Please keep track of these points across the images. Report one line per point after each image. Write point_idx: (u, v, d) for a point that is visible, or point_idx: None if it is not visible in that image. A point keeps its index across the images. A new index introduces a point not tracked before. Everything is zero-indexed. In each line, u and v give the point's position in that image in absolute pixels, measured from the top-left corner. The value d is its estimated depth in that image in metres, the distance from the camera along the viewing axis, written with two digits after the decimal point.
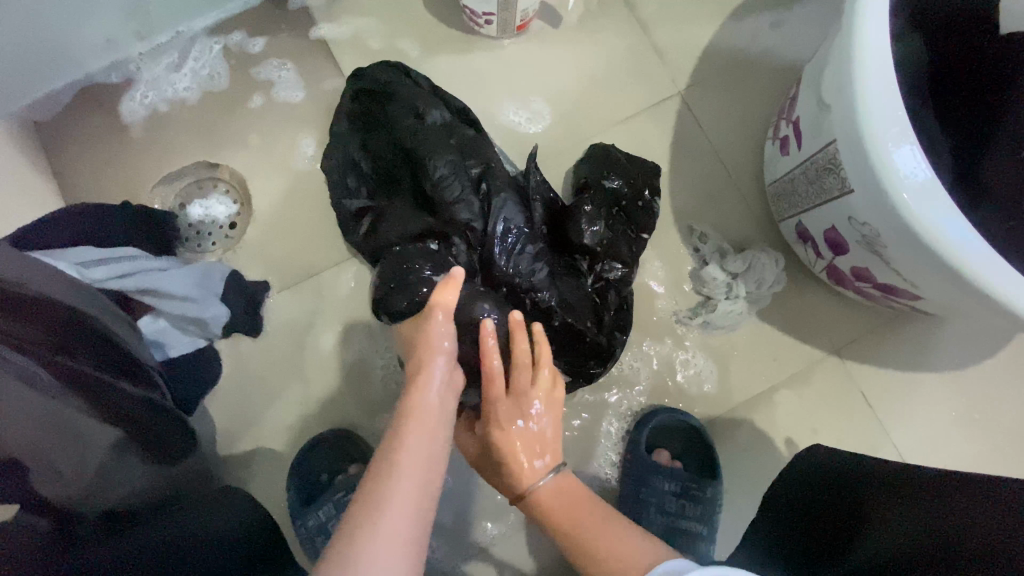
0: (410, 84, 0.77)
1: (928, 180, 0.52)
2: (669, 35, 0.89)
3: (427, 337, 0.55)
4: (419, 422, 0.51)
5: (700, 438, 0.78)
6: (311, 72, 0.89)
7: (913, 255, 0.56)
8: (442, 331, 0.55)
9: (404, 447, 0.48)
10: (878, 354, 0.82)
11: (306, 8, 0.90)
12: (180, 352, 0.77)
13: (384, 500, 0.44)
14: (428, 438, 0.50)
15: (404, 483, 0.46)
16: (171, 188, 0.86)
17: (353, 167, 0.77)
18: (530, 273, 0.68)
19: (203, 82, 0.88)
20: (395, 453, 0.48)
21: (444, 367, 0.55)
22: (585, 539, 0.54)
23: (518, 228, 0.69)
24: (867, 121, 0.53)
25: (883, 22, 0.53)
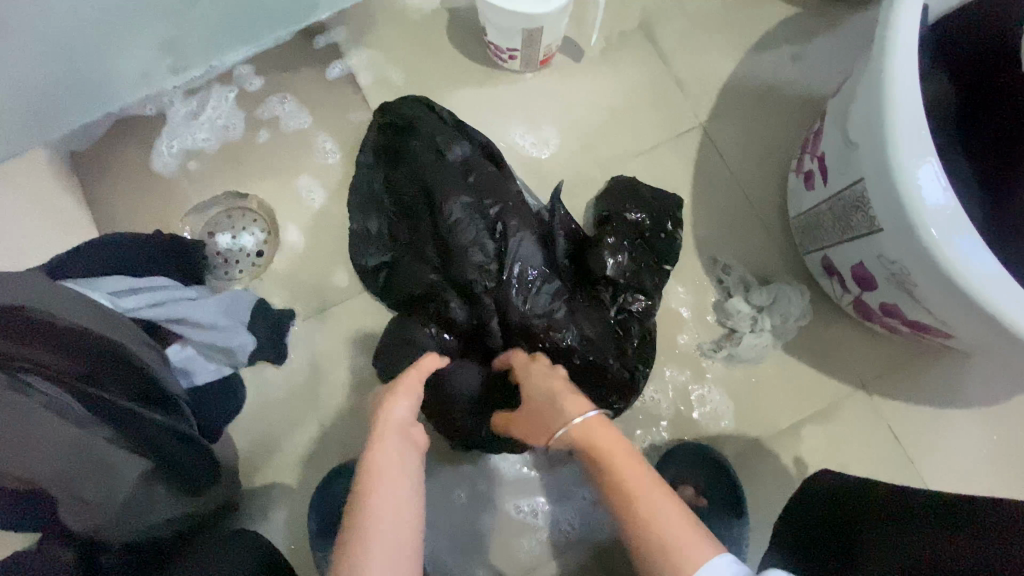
0: (434, 119, 0.78)
1: (954, 215, 0.51)
2: (689, 68, 0.90)
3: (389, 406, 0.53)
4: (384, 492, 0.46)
5: (727, 472, 0.77)
6: (336, 107, 0.91)
7: (940, 294, 0.55)
8: (408, 396, 0.54)
9: (368, 518, 0.44)
10: (904, 387, 0.81)
11: (334, 44, 0.92)
12: (206, 380, 0.76)
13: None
14: (399, 503, 0.46)
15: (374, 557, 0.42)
16: (200, 217, 0.88)
17: (376, 201, 0.79)
18: (546, 313, 0.69)
19: (219, 133, 0.90)
20: (362, 532, 0.43)
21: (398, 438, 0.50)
22: (634, 502, 0.44)
23: (531, 265, 0.69)
24: (895, 163, 0.53)
25: (914, 61, 0.53)
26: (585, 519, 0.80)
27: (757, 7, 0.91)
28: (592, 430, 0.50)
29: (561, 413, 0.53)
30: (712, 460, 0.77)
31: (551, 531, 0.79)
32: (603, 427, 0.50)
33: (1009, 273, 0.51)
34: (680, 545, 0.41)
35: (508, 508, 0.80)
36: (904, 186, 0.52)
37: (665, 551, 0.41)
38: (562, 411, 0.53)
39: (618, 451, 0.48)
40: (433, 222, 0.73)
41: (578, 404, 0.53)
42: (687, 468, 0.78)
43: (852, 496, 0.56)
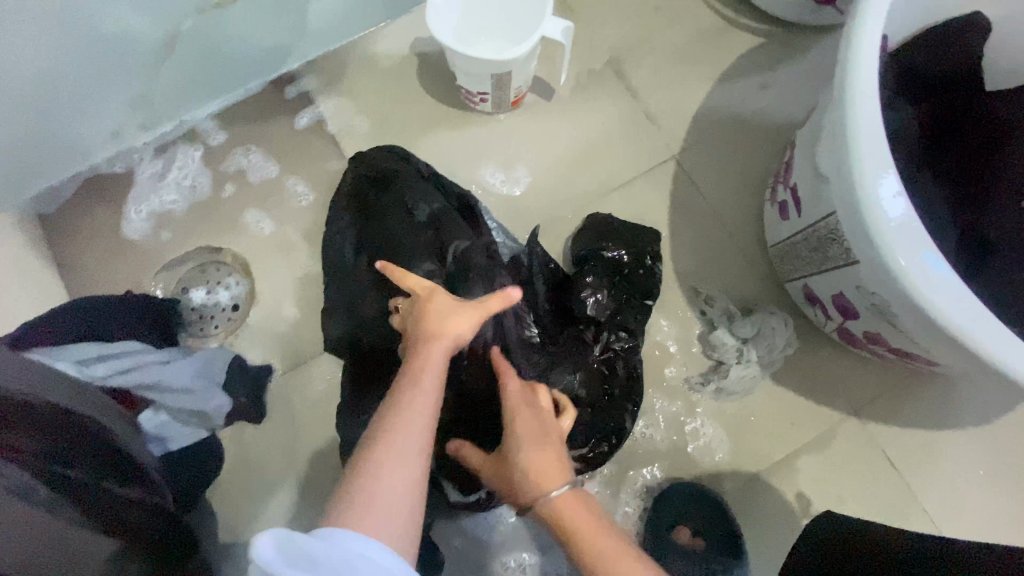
0: (409, 170, 0.78)
1: (919, 237, 0.51)
2: (660, 103, 0.90)
3: (449, 322, 0.52)
4: (425, 405, 0.45)
5: (724, 512, 0.75)
6: (309, 157, 0.90)
7: (917, 324, 0.54)
8: (468, 325, 0.52)
9: (404, 421, 0.44)
10: (896, 412, 0.80)
11: (305, 93, 0.92)
12: (182, 444, 0.73)
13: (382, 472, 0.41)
14: (437, 414, 0.46)
15: (405, 461, 0.42)
16: (174, 273, 0.87)
17: (342, 260, 0.76)
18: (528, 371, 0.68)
19: (187, 193, 0.89)
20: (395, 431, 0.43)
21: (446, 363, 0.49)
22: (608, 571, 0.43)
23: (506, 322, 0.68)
24: (864, 186, 0.52)
25: (873, 95, 0.53)
26: None
27: (722, 41, 0.92)
28: (568, 505, 0.48)
29: (534, 484, 0.51)
30: (708, 498, 0.75)
31: None
32: (576, 501, 0.49)
33: (977, 298, 0.51)
34: None
35: (496, 565, 0.77)
36: (872, 207, 0.52)
37: None
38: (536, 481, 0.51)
39: (597, 530, 0.46)
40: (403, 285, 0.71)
41: (553, 474, 0.51)
42: (682, 509, 0.76)
43: (858, 538, 0.53)
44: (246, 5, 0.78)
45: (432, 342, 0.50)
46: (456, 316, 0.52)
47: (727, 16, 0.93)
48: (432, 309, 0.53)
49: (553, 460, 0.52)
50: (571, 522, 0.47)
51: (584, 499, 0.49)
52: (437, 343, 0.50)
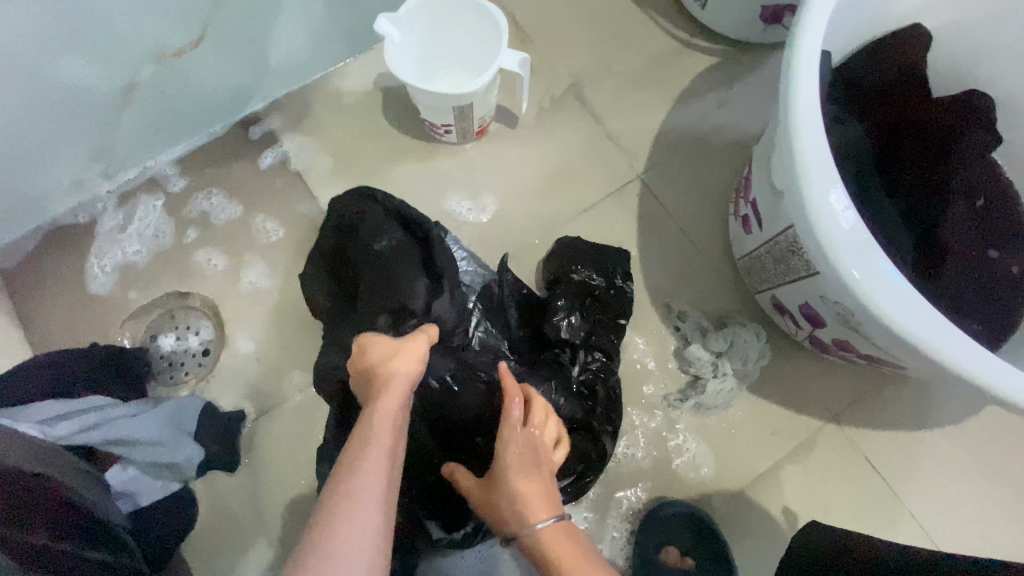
0: (374, 213, 0.76)
1: (870, 247, 0.52)
2: (622, 125, 0.92)
3: (391, 360, 0.50)
4: (385, 446, 0.44)
5: (712, 530, 0.74)
6: (275, 198, 0.90)
7: (881, 334, 0.55)
8: (410, 361, 0.50)
9: (365, 464, 0.42)
10: (873, 417, 0.81)
11: (270, 133, 0.92)
12: (153, 499, 0.71)
13: (352, 519, 0.39)
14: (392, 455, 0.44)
15: (372, 504, 0.41)
16: (142, 321, 0.85)
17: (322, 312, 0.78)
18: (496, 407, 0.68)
19: (153, 239, 0.88)
20: (358, 477, 0.42)
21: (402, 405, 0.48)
22: None
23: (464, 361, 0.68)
24: (812, 202, 0.53)
25: (813, 113, 0.54)
26: None
27: (678, 62, 0.95)
28: (554, 539, 0.47)
29: (525, 512, 0.49)
30: (696, 517, 0.75)
31: None
32: (564, 537, 0.48)
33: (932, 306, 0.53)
34: None
35: None
36: (820, 221, 0.53)
37: None
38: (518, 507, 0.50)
39: (580, 561, 0.46)
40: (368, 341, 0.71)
41: (543, 505, 0.49)
42: (670, 530, 0.75)
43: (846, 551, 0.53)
44: (206, 47, 0.78)
45: (386, 383, 0.48)
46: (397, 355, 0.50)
47: (681, 38, 0.96)
48: (372, 353, 0.51)
49: (544, 490, 0.51)
50: (556, 551, 0.46)
51: (573, 534, 0.48)
52: (391, 385, 0.48)
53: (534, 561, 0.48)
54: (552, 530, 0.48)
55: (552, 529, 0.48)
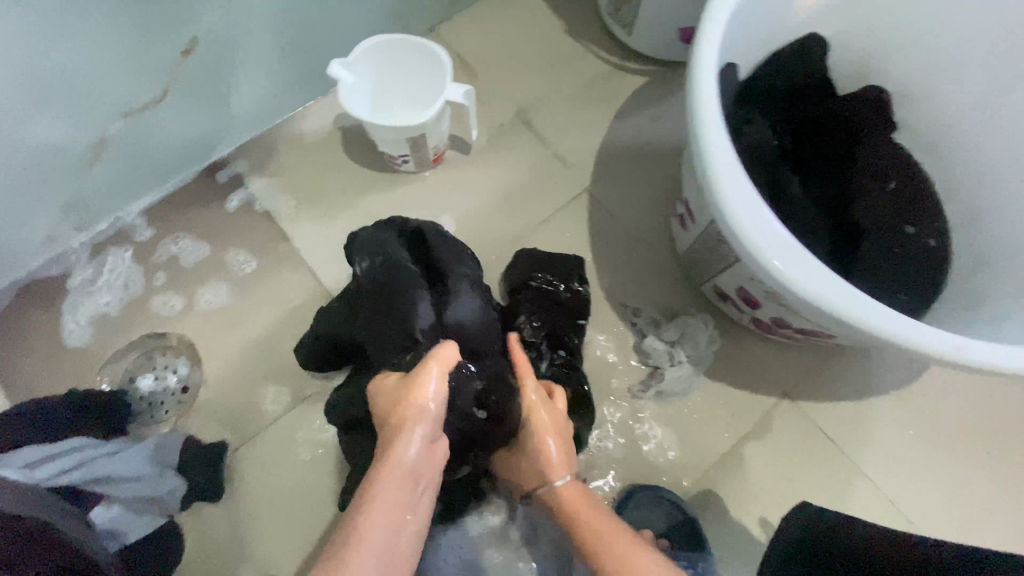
0: (379, 247, 0.71)
1: (792, 246, 0.59)
2: (567, 144, 1.00)
3: (415, 389, 0.53)
4: (395, 479, 0.50)
5: (681, 509, 0.78)
6: (245, 237, 0.94)
7: (820, 319, 0.62)
8: (434, 391, 0.53)
9: (378, 494, 0.49)
10: (823, 391, 0.87)
11: (237, 176, 0.97)
12: (138, 535, 0.73)
13: (365, 540, 0.46)
14: (405, 487, 0.50)
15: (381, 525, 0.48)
16: (119, 365, 0.88)
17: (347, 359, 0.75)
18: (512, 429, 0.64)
19: (128, 286, 0.92)
20: (374, 499, 0.49)
21: (416, 452, 0.51)
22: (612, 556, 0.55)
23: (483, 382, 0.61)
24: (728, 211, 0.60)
25: (715, 121, 0.61)
26: None
27: (613, 84, 1.04)
28: (571, 495, 0.63)
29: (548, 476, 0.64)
30: (666, 499, 0.79)
31: None
32: (577, 494, 0.63)
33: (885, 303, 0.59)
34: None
35: None
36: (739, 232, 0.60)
37: None
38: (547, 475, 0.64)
39: (591, 515, 0.60)
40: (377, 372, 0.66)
41: (561, 468, 0.64)
42: (643, 513, 0.79)
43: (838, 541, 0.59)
44: (171, 101, 0.83)
45: (407, 410, 0.53)
46: (419, 383, 0.53)
47: (614, 62, 1.05)
48: (400, 381, 0.56)
49: (561, 459, 0.64)
50: (573, 506, 0.62)
51: (583, 492, 0.64)
52: (412, 413, 0.52)
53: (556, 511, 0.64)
54: (567, 488, 0.63)
55: (570, 488, 0.64)
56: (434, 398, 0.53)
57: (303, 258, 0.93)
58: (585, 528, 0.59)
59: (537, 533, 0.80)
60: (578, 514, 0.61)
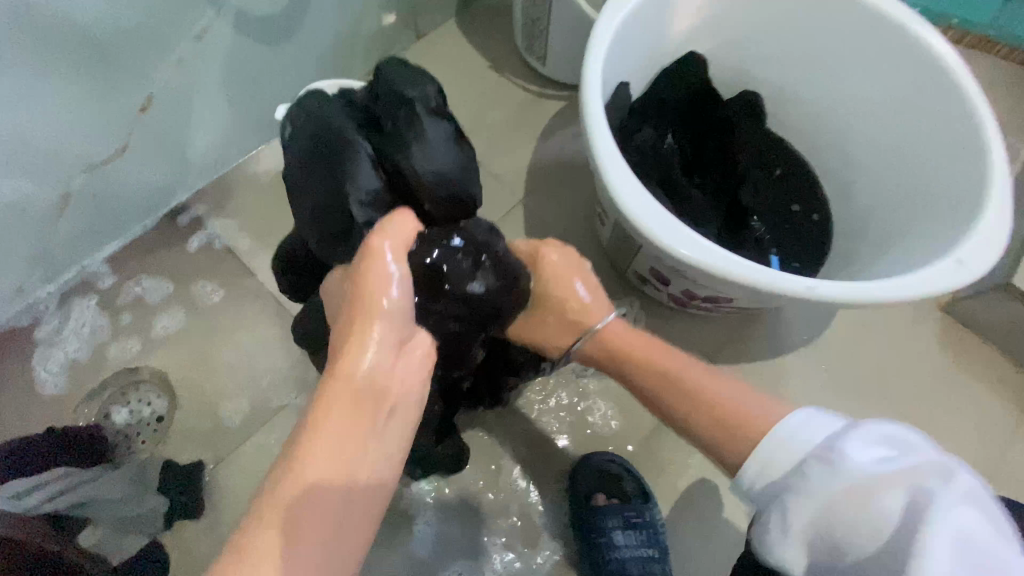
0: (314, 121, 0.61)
1: (676, 224, 0.71)
2: (499, 164, 1.12)
3: (367, 290, 0.53)
4: (349, 389, 0.49)
5: (631, 474, 0.88)
6: (209, 272, 1.01)
7: (716, 283, 0.72)
8: (383, 286, 0.53)
9: (330, 410, 0.48)
10: (746, 351, 0.99)
11: (197, 218, 1.05)
12: (122, 555, 0.81)
13: (316, 458, 0.47)
14: (359, 393, 0.50)
15: (336, 439, 0.48)
16: (94, 401, 0.92)
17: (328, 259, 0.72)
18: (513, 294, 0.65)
19: (97, 327, 0.97)
20: (324, 414, 0.48)
21: (378, 343, 0.51)
22: (687, 377, 0.64)
23: (466, 260, 0.60)
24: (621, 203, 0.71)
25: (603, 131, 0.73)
26: (527, 558, 0.85)
27: (535, 109, 1.18)
28: (618, 333, 0.70)
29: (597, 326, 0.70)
30: (618, 465, 0.88)
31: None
32: (629, 333, 0.70)
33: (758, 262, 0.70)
34: (744, 396, 0.60)
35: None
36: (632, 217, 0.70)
37: (727, 408, 0.60)
38: (588, 324, 0.70)
39: (647, 345, 0.69)
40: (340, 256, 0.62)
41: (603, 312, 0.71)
42: (601, 479, 0.86)
43: None
44: (133, 152, 0.91)
45: (359, 312, 0.52)
46: (371, 274, 0.53)
47: (534, 90, 1.19)
48: (353, 279, 0.55)
49: (598, 304, 0.71)
50: (631, 345, 0.69)
51: (631, 329, 0.71)
52: (365, 315, 0.52)
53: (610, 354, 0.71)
54: (616, 330, 0.71)
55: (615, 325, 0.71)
56: (391, 277, 0.54)
57: (266, 288, 1.01)
58: (653, 364, 0.67)
59: (506, 507, 0.87)
60: (636, 350, 0.69)
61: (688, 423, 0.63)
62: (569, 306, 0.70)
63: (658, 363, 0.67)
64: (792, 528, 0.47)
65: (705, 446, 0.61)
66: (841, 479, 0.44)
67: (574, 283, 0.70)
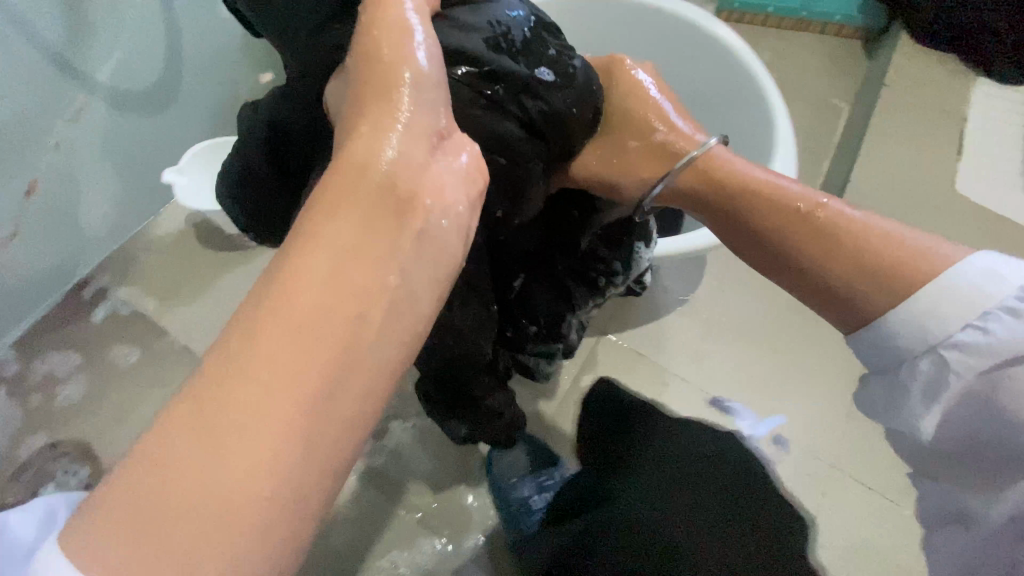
0: None
1: None
2: None
3: (391, 72, 0.45)
4: (351, 204, 0.38)
5: (539, 441, 0.98)
6: (119, 337, 1.05)
7: None
8: (412, 83, 0.44)
9: (323, 226, 0.37)
10: (628, 320, 1.10)
11: (102, 288, 1.08)
12: None
13: (298, 281, 0.35)
14: (369, 207, 0.39)
15: (321, 263, 0.36)
16: (18, 481, 0.94)
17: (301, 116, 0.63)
18: (573, 115, 0.60)
19: (9, 409, 0.98)
20: (315, 230, 0.37)
21: (405, 131, 0.42)
22: (811, 210, 0.57)
23: (528, 56, 0.55)
24: None
25: None
26: (461, 539, 0.93)
27: None
28: (722, 158, 0.64)
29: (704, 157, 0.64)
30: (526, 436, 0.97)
31: (440, 565, 0.91)
32: (720, 161, 0.63)
33: None
34: (869, 230, 0.54)
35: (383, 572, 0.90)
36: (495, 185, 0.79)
37: (848, 229, 0.55)
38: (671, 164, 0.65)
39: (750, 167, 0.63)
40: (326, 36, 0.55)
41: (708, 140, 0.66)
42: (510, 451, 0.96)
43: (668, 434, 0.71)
44: (22, 241, 0.95)
45: (371, 106, 0.44)
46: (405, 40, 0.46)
47: None
48: (372, 58, 0.45)
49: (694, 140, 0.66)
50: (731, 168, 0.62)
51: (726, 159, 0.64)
52: (389, 101, 0.43)
53: (698, 187, 0.64)
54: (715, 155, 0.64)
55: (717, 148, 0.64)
56: (417, 49, 0.46)
57: (179, 343, 1.05)
58: (750, 191, 0.60)
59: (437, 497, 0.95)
60: (726, 181, 0.62)
61: (825, 264, 0.55)
62: (655, 131, 0.66)
63: (773, 193, 0.59)
64: (947, 389, 0.49)
65: (833, 289, 0.55)
66: (990, 355, 0.47)
67: (650, 97, 0.67)
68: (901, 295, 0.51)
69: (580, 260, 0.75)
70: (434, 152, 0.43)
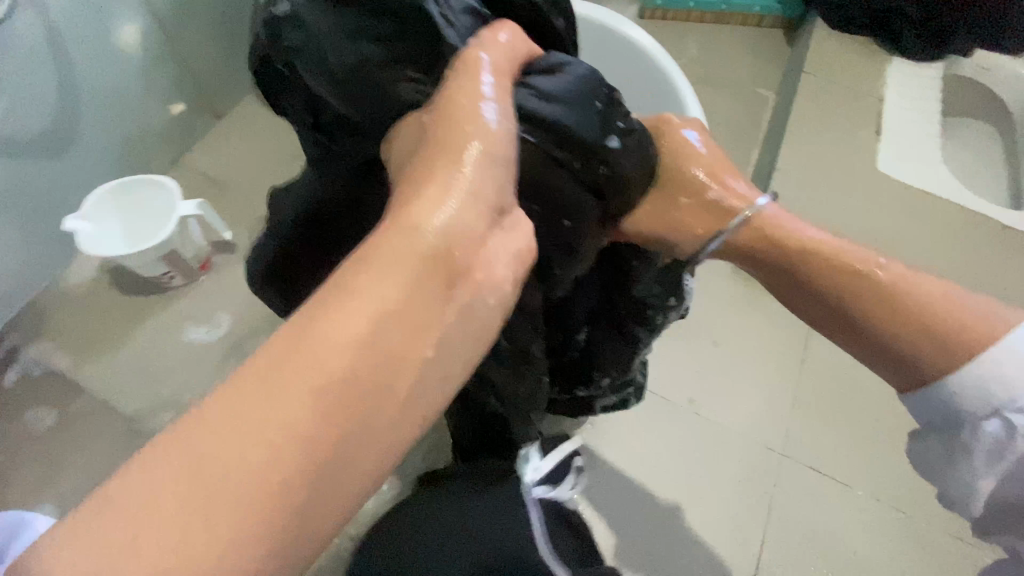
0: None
1: None
2: None
3: (468, 125, 0.45)
4: (410, 260, 0.37)
5: None
6: (35, 399, 0.98)
7: None
8: (485, 134, 0.44)
9: (378, 272, 0.36)
10: None
11: (12, 349, 1.01)
12: None
13: (340, 323, 0.33)
14: (422, 268, 0.37)
15: (361, 313, 0.34)
16: None
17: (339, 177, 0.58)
18: (645, 172, 0.59)
19: None
20: (371, 270, 0.36)
21: (468, 195, 0.41)
22: (893, 272, 0.55)
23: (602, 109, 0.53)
24: None
25: None
26: None
27: None
28: (774, 217, 0.62)
29: (764, 217, 0.62)
30: None
31: None
32: (781, 219, 0.62)
33: None
34: (945, 292, 0.53)
35: None
36: None
37: (932, 299, 0.52)
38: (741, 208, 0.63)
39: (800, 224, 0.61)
40: (373, 78, 0.50)
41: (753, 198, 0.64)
42: None
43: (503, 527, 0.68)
44: None
45: (447, 151, 0.43)
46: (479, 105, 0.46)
47: None
48: (447, 122, 0.45)
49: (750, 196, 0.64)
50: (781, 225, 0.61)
51: (784, 217, 0.62)
52: (457, 149, 0.43)
53: (757, 245, 0.61)
54: (769, 214, 0.62)
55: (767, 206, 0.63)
56: (489, 102, 0.46)
57: (101, 399, 0.98)
58: (820, 259, 0.58)
59: None
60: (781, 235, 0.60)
61: (900, 331, 0.52)
62: (708, 187, 0.63)
63: (837, 255, 0.57)
64: (1006, 459, 0.49)
65: (899, 347, 0.53)
66: None
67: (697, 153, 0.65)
68: (970, 356, 0.50)
69: (632, 303, 0.68)
70: (490, 221, 0.42)
